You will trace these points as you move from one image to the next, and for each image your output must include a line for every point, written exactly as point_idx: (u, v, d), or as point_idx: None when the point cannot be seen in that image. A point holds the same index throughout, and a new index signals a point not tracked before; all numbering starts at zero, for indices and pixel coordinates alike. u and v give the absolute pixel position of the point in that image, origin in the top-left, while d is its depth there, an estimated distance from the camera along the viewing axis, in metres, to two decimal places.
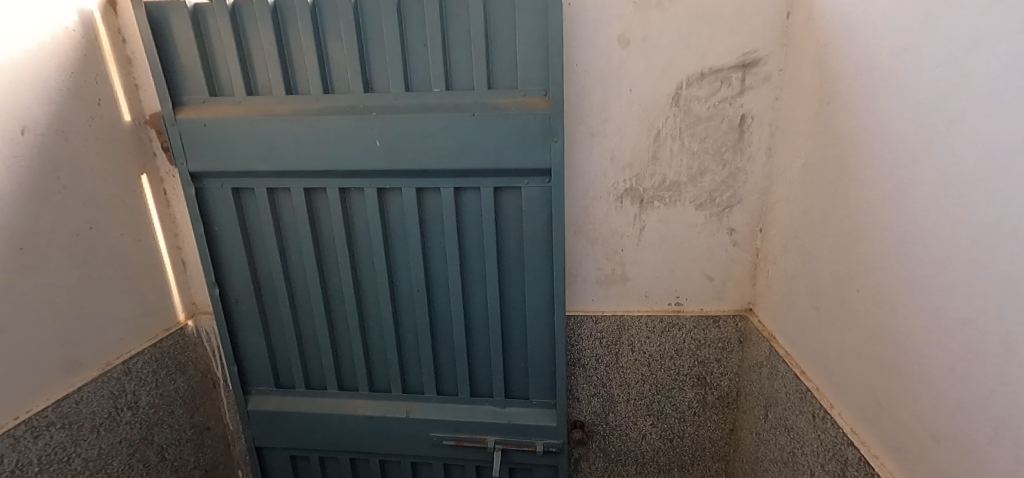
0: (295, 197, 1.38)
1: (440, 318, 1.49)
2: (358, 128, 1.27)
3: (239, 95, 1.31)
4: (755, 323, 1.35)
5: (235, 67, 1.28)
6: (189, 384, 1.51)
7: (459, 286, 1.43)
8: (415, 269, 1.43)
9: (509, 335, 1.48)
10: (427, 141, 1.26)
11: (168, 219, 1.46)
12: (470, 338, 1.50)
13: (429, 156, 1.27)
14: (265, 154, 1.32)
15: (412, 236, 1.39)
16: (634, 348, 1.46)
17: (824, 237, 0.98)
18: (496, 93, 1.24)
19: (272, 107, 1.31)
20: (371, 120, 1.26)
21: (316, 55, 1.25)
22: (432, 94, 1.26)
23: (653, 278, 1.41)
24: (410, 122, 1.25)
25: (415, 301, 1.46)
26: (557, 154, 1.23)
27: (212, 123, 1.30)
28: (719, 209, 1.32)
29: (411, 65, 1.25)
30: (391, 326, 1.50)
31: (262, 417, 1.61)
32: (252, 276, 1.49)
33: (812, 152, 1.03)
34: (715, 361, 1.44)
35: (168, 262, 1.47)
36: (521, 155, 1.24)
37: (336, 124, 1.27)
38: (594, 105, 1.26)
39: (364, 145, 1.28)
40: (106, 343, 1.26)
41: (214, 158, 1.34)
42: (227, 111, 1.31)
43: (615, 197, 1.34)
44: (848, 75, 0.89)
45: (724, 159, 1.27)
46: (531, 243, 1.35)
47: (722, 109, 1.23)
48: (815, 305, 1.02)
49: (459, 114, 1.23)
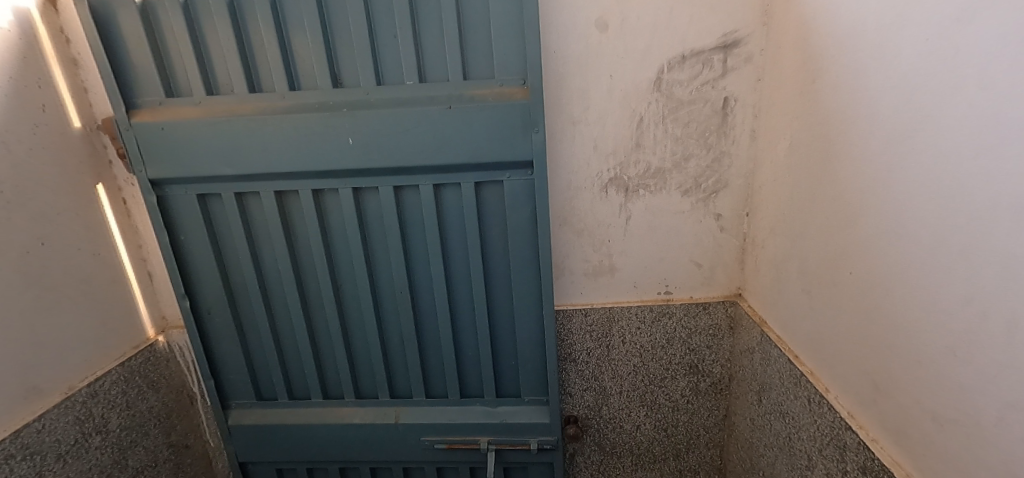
0: (265, 202, 1.32)
1: (425, 319, 1.45)
2: (328, 125, 1.21)
3: (198, 95, 1.23)
4: (746, 308, 1.34)
5: (192, 65, 1.20)
6: (163, 402, 1.44)
7: (444, 285, 1.38)
8: (397, 271, 1.37)
9: (498, 334, 1.44)
10: (403, 136, 1.20)
11: (130, 230, 1.38)
12: (457, 338, 1.46)
13: (405, 152, 1.22)
14: (231, 158, 1.25)
15: (392, 237, 1.33)
16: (625, 339, 1.44)
17: (813, 219, 0.96)
18: (473, 83, 1.19)
19: (235, 107, 1.23)
20: (342, 117, 1.20)
21: (280, 50, 1.18)
22: (405, 87, 1.21)
23: (642, 268, 1.39)
24: (383, 118, 1.19)
25: (398, 304, 1.41)
26: (539, 146, 1.19)
27: (170, 126, 1.22)
28: (706, 194, 1.30)
29: (382, 57, 1.19)
30: (375, 330, 1.44)
31: (244, 431, 1.54)
32: (225, 286, 1.42)
33: (798, 133, 1.01)
34: (706, 348, 1.42)
35: (132, 275, 1.39)
36: (501, 147, 1.19)
37: (305, 123, 1.21)
38: (574, 93, 1.22)
39: (336, 143, 1.22)
40: (68, 365, 1.18)
41: (176, 164, 1.26)
42: (187, 113, 1.23)
43: (600, 187, 1.31)
44: (833, 52, 0.87)
45: (708, 144, 1.25)
46: (516, 238, 1.31)
47: (704, 92, 1.20)
48: (806, 288, 1.01)
49: (434, 107, 1.17)
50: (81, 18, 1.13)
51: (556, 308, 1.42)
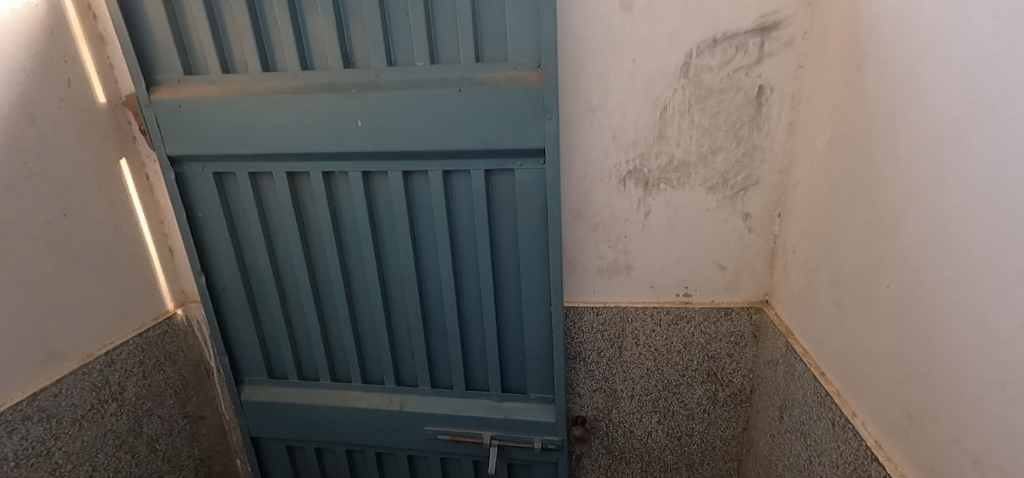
0: (278, 182, 1.32)
1: (432, 308, 1.42)
2: (338, 107, 1.18)
3: (215, 73, 1.24)
4: (772, 316, 1.23)
5: (209, 43, 1.21)
6: (180, 374, 1.49)
7: (453, 275, 1.35)
8: (405, 258, 1.35)
9: (506, 328, 1.40)
10: (412, 120, 1.17)
11: (152, 205, 1.41)
12: (464, 330, 1.43)
13: (414, 137, 1.18)
14: (244, 137, 1.25)
15: (400, 223, 1.31)
16: (638, 341, 1.36)
17: (852, 223, 0.86)
18: (486, 66, 1.14)
19: (248, 86, 1.23)
20: (352, 99, 1.17)
21: (292, 28, 1.16)
22: (417, 69, 1.16)
23: (660, 268, 1.31)
24: (392, 100, 1.16)
25: (406, 292, 1.39)
26: (553, 133, 1.12)
27: (186, 104, 1.23)
28: (733, 191, 1.20)
29: (393, 38, 1.16)
30: (382, 316, 1.43)
31: (255, 407, 1.58)
32: (239, 265, 1.44)
33: (839, 125, 0.90)
34: (726, 356, 1.33)
35: (153, 250, 1.43)
36: (512, 134, 1.14)
37: (315, 104, 1.19)
38: (593, 78, 1.15)
39: (346, 126, 1.20)
40: (87, 333, 1.23)
41: (193, 142, 1.27)
42: (203, 91, 1.24)
43: (617, 179, 1.23)
44: (883, 33, 0.76)
45: (739, 136, 1.15)
46: (526, 230, 1.25)
47: (737, 79, 1.10)
48: (838, 300, 0.91)
49: (444, 90, 1.13)
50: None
51: (567, 304, 1.36)
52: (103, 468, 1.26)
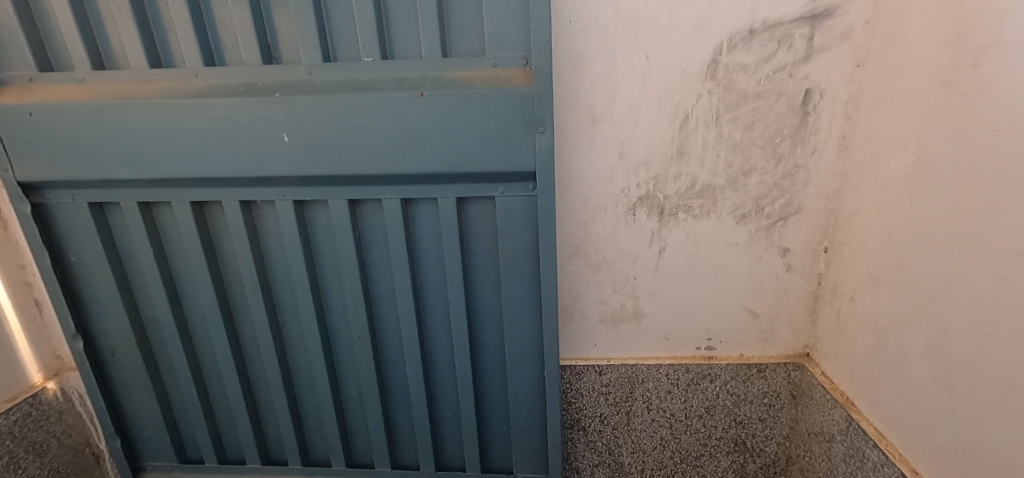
0: (179, 216, 0.99)
1: (390, 371, 1.12)
2: (254, 116, 0.87)
3: (82, 70, 0.90)
4: (817, 376, 0.99)
5: (70, 27, 0.87)
6: (50, 469, 1.12)
7: (418, 331, 1.05)
8: (355, 311, 1.04)
9: (488, 394, 1.11)
10: (357, 134, 0.87)
11: (7, 247, 1.05)
12: (433, 397, 1.13)
13: (360, 155, 0.88)
14: (127, 156, 0.92)
15: (346, 267, 1.00)
16: (650, 405, 1.10)
17: (969, 276, 0.62)
18: (456, 62, 0.85)
19: (129, 87, 0.90)
20: (273, 104, 0.86)
21: (189, 7, 0.84)
22: (362, 66, 0.87)
23: (676, 315, 1.05)
24: (328, 107, 0.86)
25: (357, 353, 1.08)
26: (546, 151, 0.85)
27: (40, 111, 0.89)
28: (770, 221, 0.96)
29: (331, 23, 0.86)
30: (327, 385, 1.11)
31: None
32: (133, 322, 1.09)
33: (936, 142, 0.67)
34: (758, 421, 1.08)
35: (10, 305, 1.07)
36: (493, 153, 0.86)
37: (222, 111, 0.87)
38: (596, 79, 0.89)
39: (266, 141, 0.89)
40: None
41: (54, 163, 0.93)
42: (66, 94, 0.90)
43: (625, 208, 0.98)
44: (1016, 11, 0.53)
45: (778, 153, 0.91)
46: (511, 274, 0.97)
47: (778, 82, 0.86)
48: (944, 378, 0.67)
49: (399, 93, 0.84)
50: None
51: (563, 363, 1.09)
52: None
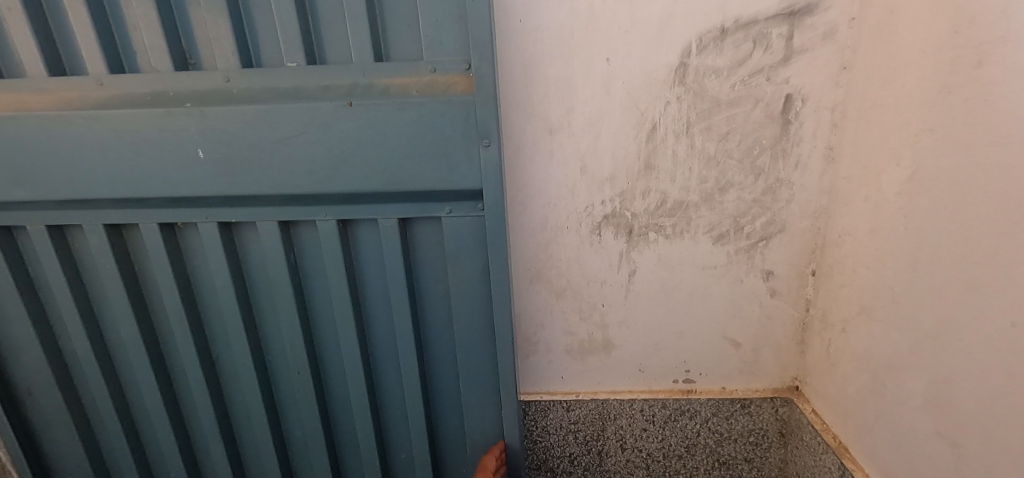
0: (93, 240, 0.89)
1: (337, 407, 1.01)
2: (163, 129, 0.77)
3: None
4: (807, 414, 0.88)
5: None
6: None
7: (364, 365, 0.95)
8: (293, 343, 0.94)
9: (444, 433, 1.01)
10: (281, 148, 0.77)
11: None
12: (384, 438, 1.02)
13: (286, 172, 0.78)
14: (25, 175, 0.82)
15: (280, 295, 0.90)
16: (624, 445, 0.99)
17: (977, 316, 0.52)
18: (390, 67, 0.76)
19: (21, 97, 0.80)
20: (184, 115, 0.76)
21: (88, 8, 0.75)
22: (285, 70, 0.77)
23: (650, 345, 0.95)
24: (245, 118, 0.76)
25: (298, 390, 0.98)
26: (492, 167, 0.76)
27: None
28: (751, 242, 0.86)
29: (250, 25, 0.77)
30: (266, 422, 1.00)
31: None
32: (50, 358, 0.99)
33: (933, 156, 0.57)
34: (744, 462, 0.97)
35: None
36: (435, 169, 0.76)
37: (128, 124, 0.77)
38: (553, 86, 0.80)
39: (179, 158, 0.79)
40: None
41: None
42: None
43: (589, 227, 0.88)
44: None
45: (757, 167, 0.81)
46: (462, 303, 0.87)
47: (754, 87, 0.77)
48: (950, 435, 0.56)
49: (324, 102, 0.74)
50: None
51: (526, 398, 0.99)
52: None
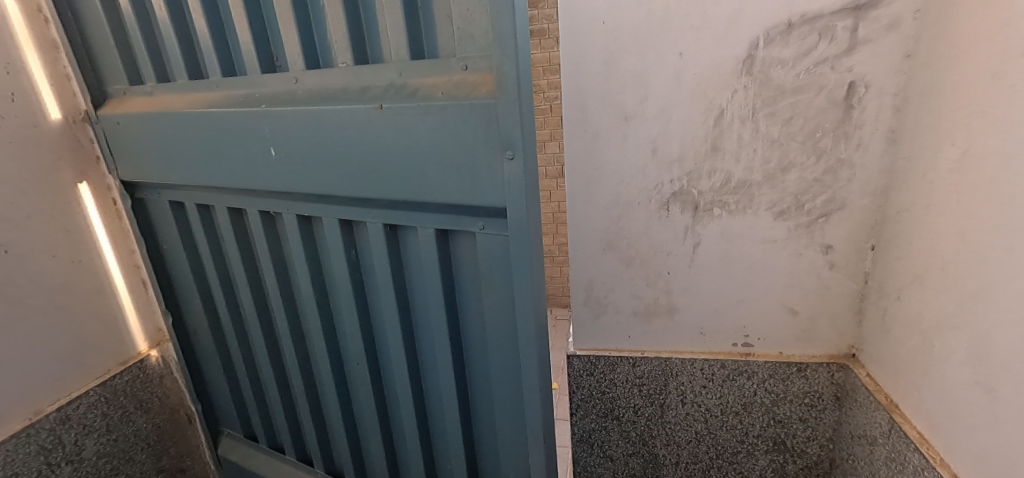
0: (222, 218, 1.13)
1: (389, 391, 1.11)
2: (250, 129, 0.94)
3: (152, 84, 1.10)
4: (862, 377, 0.95)
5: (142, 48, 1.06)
6: (154, 424, 1.33)
7: (413, 359, 1.01)
8: (353, 326, 1.06)
9: (484, 436, 1.03)
10: (338, 151, 0.86)
11: (120, 233, 1.26)
12: (434, 428, 1.08)
13: (338, 173, 0.88)
14: (183, 163, 1.08)
15: (342, 283, 1.02)
16: (685, 399, 1.11)
17: (1011, 275, 0.59)
18: (424, 67, 0.79)
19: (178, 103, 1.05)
20: (259, 116, 0.92)
21: (213, 35, 0.96)
22: (340, 73, 0.86)
23: (711, 311, 1.05)
24: (304, 121, 0.87)
25: (359, 367, 1.10)
26: (515, 179, 0.72)
27: (123, 120, 1.13)
28: (811, 218, 0.93)
29: (318, 34, 0.88)
30: (335, 391, 1.17)
31: (230, 465, 1.46)
32: (206, 306, 1.28)
33: (984, 136, 0.64)
34: (799, 421, 1.06)
35: (123, 283, 1.28)
36: (462, 179, 0.77)
37: (229, 125, 0.97)
38: (629, 79, 0.92)
39: (262, 155, 0.96)
40: (35, 388, 1.09)
41: (138, 166, 1.16)
42: (141, 105, 1.11)
43: (658, 203, 1.00)
44: None
45: (819, 148, 0.89)
46: (493, 316, 0.87)
47: (818, 75, 0.85)
48: (986, 382, 0.64)
49: (361, 105, 0.80)
50: (53, 11, 1.11)
51: (577, 354, 1.15)
52: None
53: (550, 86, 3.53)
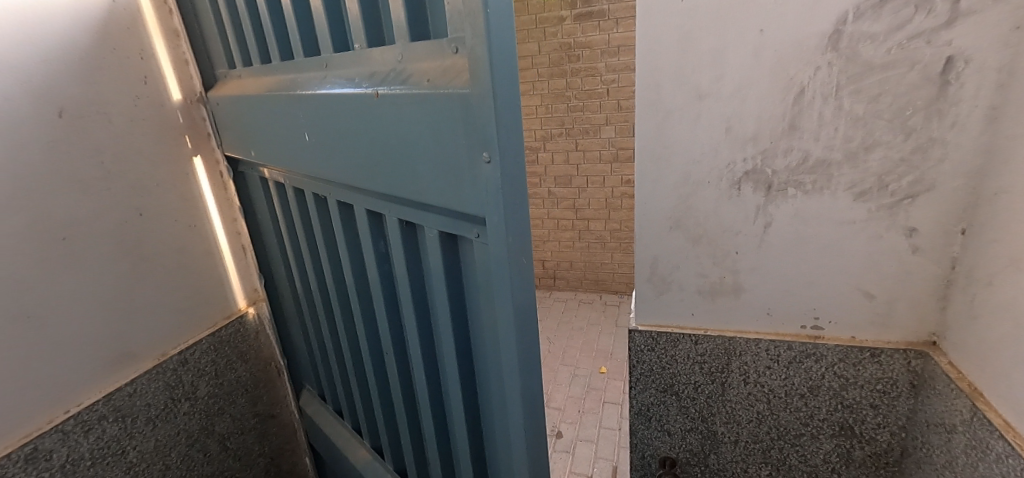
0: (288, 195, 1.24)
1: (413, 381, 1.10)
2: (295, 113, 1.00)
3: (240, 68, 1.22)
4: (942, 365, 0.92)
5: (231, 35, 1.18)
6: (251, 373, 1.50)
7: (424, 357, 0.99)
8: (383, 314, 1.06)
9: (489, 446, 0.98)
10: (355, 141, 0.85)
11: (225, 204, 1.43)
12: (448, 429, 1.05)
13: (358, 161, 0.87)
14: (256, 142, 1.19)
15: (372, 269, 1.03)
16: (747, 379, 1.12)
17: None
18: (420, 50, 0.70)
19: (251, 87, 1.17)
20: (298, 102, 0.97)
21: (273, 22, 1.04)
22: (359, 56, 0.83)
23: (779, 291, 1.05)
24: (329, 107, 0.88)
25: (388, 354, 1.11)
26: (493, 184, 0.62)
27: (219, 100, 1.28)
28: (894, 199, 0.91)
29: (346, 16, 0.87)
30: (374, 372, 1.21)
31: (308, 418, 1.63)
32: (287, 273, 1.42)
33: None
34: (869, 407, 1.04)
35: (227, 248, 1.44)
36: (447, 177, 0.69)
37: (280, 109, 1.03)
38: (705, 57, 0.93)
39: (304, 139, 1.01)
40: (161, 334, 1.27)
41: (231, 142, 1.31)
42: (231, 87, 1.24)
43: (729, 182, 1.00)
44: None
45: (907, 126, 0.86)
46: (490, 327, 0.80)
47: (912, 50, 0.82)
48: None
49: (366, 92, 0.78)
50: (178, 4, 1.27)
51: (637, 329, 1.19)
52: (177, 465, 1.31)
53: (608, 68, 3.47)
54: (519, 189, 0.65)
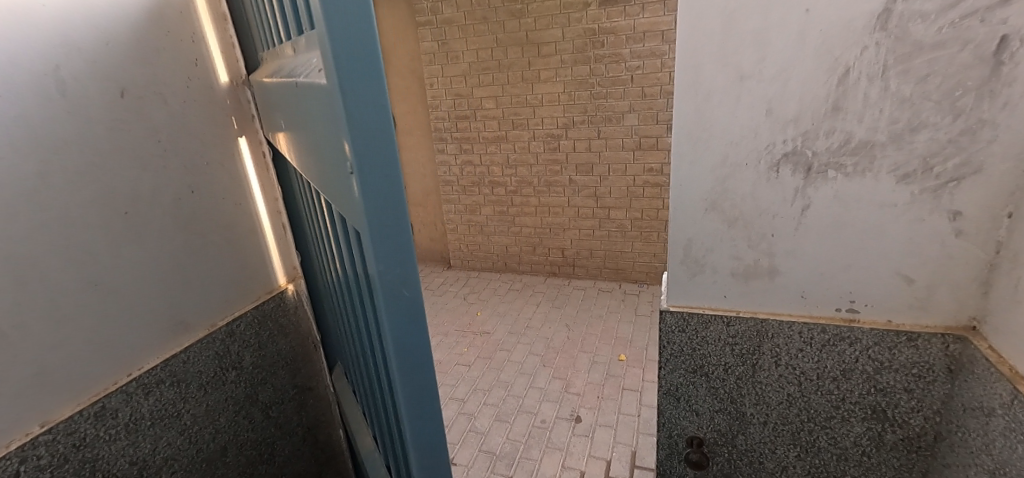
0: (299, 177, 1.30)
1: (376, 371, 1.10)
2: (273, 100, 1.04)
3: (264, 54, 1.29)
4: (982, 349, 0.92)
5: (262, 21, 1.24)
6: (290, 347, 1.59)
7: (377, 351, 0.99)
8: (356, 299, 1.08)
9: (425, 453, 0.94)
10: (297, 130, 0.86)
11: (269, 184, 1.52)
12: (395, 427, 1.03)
13: (302, 149, 0.89)
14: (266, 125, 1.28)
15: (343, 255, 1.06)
16: (779, 361, 1.14)
17: None
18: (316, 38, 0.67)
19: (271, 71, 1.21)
20: (270, 89, 1.01)
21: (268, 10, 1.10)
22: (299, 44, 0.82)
23: (816, 275, 1.05)
24: (283, 95, 0.91)
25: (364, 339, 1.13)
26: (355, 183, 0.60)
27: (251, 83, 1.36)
28: (939, 182, 0.90)
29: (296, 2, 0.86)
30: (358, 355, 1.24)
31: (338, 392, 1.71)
32: (316, 253, 1.48)
33: None
34: (903, 391, 1.04)
35: (268, 225, 1.54)
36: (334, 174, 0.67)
37: (266, 95, 1.09)
38: (748, 37, 0.93)
39: (279, 125, 1.06)
40: (213, 306, 1.35)
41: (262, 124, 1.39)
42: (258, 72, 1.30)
43: (768, 164, 1.01)
44: None
45: (956, 107, 0.85)
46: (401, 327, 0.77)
47: (965, 28, 0.80)
48: None
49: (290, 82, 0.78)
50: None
51: (668, 309, 1.21)
52: (224, 430, 1.38)
53: (633, 54, 3.44)
54: (385, 190, 0.61)
